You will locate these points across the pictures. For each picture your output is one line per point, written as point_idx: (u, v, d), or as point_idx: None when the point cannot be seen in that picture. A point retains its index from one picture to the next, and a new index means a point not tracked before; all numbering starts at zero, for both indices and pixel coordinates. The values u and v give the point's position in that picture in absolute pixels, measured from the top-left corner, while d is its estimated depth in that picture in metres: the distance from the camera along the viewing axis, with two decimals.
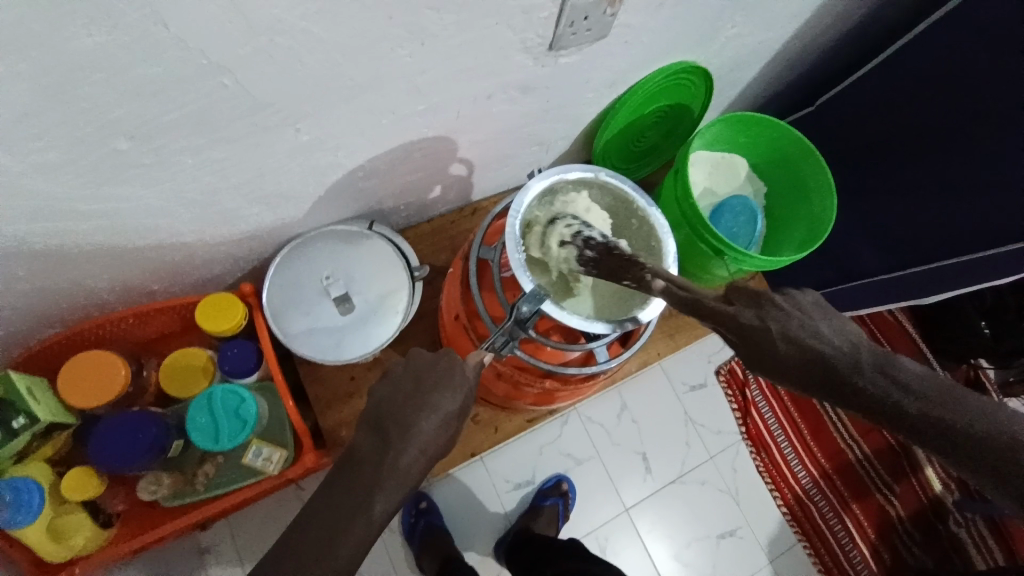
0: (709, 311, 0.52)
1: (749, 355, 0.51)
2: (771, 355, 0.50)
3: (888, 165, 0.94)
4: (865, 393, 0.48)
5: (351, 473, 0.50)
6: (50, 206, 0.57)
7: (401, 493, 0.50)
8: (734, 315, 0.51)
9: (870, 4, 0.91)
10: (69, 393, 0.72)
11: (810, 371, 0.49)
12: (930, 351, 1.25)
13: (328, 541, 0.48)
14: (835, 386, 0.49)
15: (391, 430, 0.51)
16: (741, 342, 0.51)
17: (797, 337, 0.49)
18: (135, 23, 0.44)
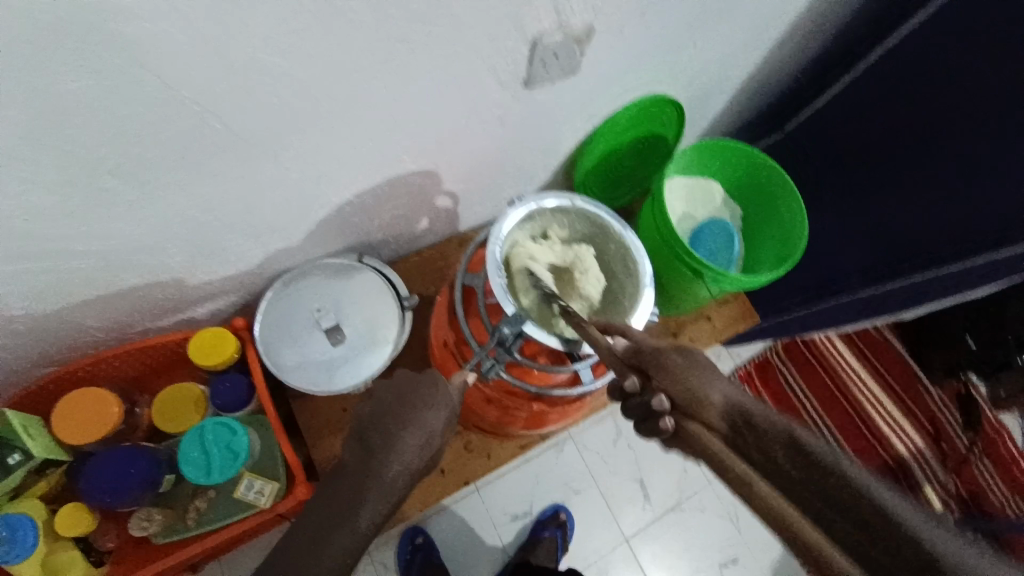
0: (650, 353, 0.51)
1: (675, 387, 0.45)
2: (699, 390, 0.45)
3: (857, 184, 0.98)
4: (769, 425, 0.40)
5: (336, 488, 0.51)
6: (46, 245, 0.60)
7: (385, 504, 0.51)
8: (672, 354, 0.50)
9: (827, 36, 0.97)
10: (62, 429, 0.73)
11: (730, 410, 0.42)
12: (917, 366, 1.31)
13: (309, 557, 0.47)
14: (746, 423, 0.40)
15: (375, 445, 0.53)
16: (675, 377, 0.47)
17: (720, 385, 0.46)
18: (133, 71, 0.48)
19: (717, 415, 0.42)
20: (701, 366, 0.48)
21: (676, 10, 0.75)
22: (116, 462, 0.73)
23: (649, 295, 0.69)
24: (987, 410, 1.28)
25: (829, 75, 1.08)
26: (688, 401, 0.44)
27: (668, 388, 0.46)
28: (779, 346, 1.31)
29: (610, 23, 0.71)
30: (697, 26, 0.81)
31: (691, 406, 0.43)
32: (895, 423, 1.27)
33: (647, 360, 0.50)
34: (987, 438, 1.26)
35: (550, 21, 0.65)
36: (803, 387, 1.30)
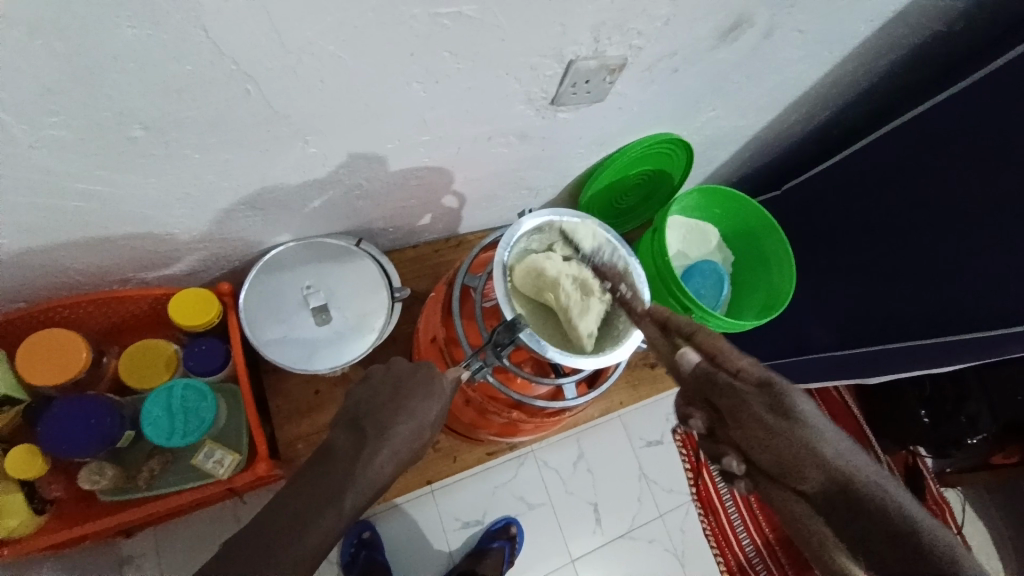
0: (721, 388, 0.52)
1: (755, 442, 0.50)
2: (791, 452, 0.48)
3: (843, 251, 1.02)
4: (882, 510, 0.45)
5: (323, 470, 0.54)
6: (49, 182, 0.58)
7: (369, 491, 0.55)
8: (747, 390, 0.51)
9: (835, 107, 1.02)
10: (29, 370, 0.72)
11: (831, 484, 0.47)
12: (870, 429, 1.34)
13: (293, 532, 0.51)
14: (850, 506, 0.46)
15: (368, 429, 0.56)
16: (755, 432, 0.50)
17: (813, 436, 0.49)
18: (179, 23, 0.47)
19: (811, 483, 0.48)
20: (794, 410, 0.50)
21: (704, 60, 0.78)
22: (79, 410, 0.73)
23: None
24: (930, 482, 1.34)
25: (830, 144, 1.13)
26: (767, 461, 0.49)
27: (741, 442, 0.51)
28: None
29: (643, 59, 0.73)
30: (720, 78, 0.84)
31: (781, 472, 0.49)
32: None
33: (716, 393, 0.52)
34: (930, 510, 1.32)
35: (589, 48, 0.67)
36: None
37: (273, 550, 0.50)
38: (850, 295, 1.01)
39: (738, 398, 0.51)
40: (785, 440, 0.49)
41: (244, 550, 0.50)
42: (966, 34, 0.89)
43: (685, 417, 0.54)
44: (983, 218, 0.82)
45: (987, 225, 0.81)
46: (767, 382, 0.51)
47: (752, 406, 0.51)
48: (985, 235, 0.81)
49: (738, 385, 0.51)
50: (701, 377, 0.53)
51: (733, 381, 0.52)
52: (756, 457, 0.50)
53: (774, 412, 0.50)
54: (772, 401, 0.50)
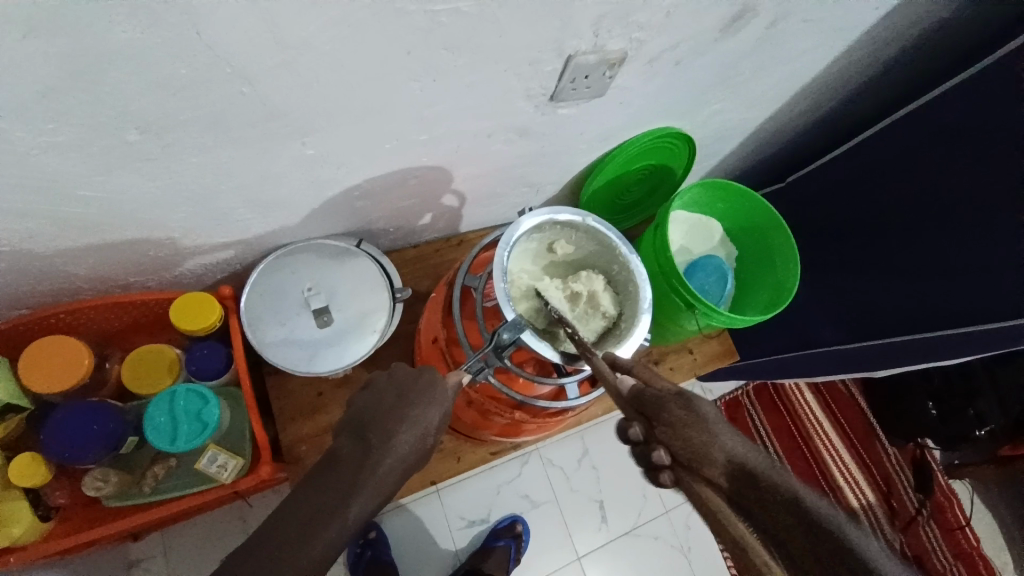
0: (648, 396, 0.54)
1: (681, 440, 0.50)
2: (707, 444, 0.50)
3: (849, 243, 1.01)
4: (773, 487, 0.45)
5: (329, 474, 0.54)
6: (51, 187, 0.58)
7: (376, 499, 0.54)
8: (674, 396, 0.54)
9: (840, 97, 1.00)
10: (32, 378, 0.73)
11: (732, 470, 0.48)
12: (879, 425, 1.34)
13: (299, 541, 0.51)
14: (746, 485, 0.46)
15: (373, 437, 0.56)
16: (676, 426, 0.51)
17: (724, 438, 0.51)
18: (173, 25, 0.46)
19: (720, 475, 0.48)
20: (704, 415, 0.52)
21: (706, 52, 0.77)
22: (79, 417, 0.73)
23: (646, 321, 0.70)
24: (938, 474, 1.34)
25: (835, 136, 1.12)
26: (699, 462, 0.49)
27: (666, 439, 0.51)
28: (751, 387, 1.32)
29: (643, 53, 0.72)
30: (723, 70, 0.83)
31: (698, 463, 0.49)
32: (851, 477, 1.30)
33: (646, 403, 0.54)
34: (936, 501, 1.31)
35: (588, 42, 0.66)
36: (768, 431, 1.31)
37: (277, 562, 0.50)
38: (855, 287, 1.00)
39: (665, 400, 0.54)
40: (683, 427, 0.51)
41: (253, 556, 0.51)
42: (974, 21, 0.88)
43: (626, 429, 0.53)
44: (991, 209, 0.80)
45: (995, 215, 0.80)
46: (681, 398, 0.54)
47: (677, 412, 0.52)
48: (993, 226, 0.80)
49: (659, 390, 0.55)
50: (632, 395, 0.55)
51: (658, 393, 0.55)
52: (684, 454, 0.50)
53: (692, 415, 0.52)
54: (677, 404, 0.53)
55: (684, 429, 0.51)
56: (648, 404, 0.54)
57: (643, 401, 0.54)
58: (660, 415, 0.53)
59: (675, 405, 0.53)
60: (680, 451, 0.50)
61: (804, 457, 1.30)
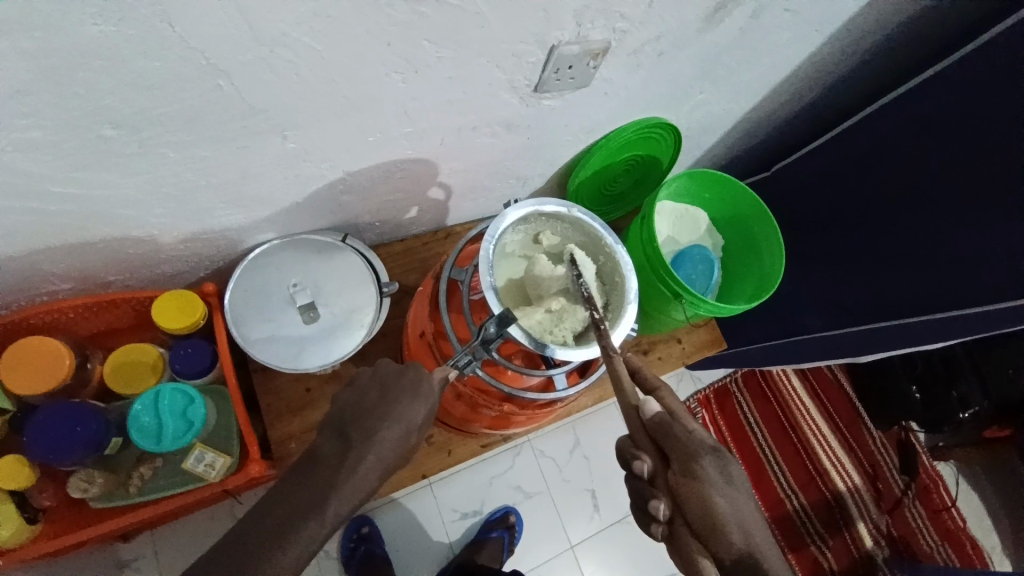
0: (676, 440, 0.53)
1: (693, 503, 0.52)
2: (723, 518, 0.51)
3: (834, 231, 1.02)
4: None
5: (308, 474, 0.56)
6: (25, 186, 0.57)
7: (354, 498, 0.56)
8: (699, 451, 0.53)
9: (824, 86, 1.01)
10: (12, 379, 0.72)
11: (739, 553, 0.50)
12: (863, 409, 1.36)
13: (274, 543, 0.53)
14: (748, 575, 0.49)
15: (353, 436, 0.57)
16: (696, 486, 0.52)
17: (737, 507, 0.52)
18: (145, 19, 0.45)
19: (723, 548, 0.51)
20: (726, 482, 0.52)
21: (691, 43, 0.77)
22: (62, 418, 0.72)
23: (632, 312, 0.70)
24: (923, 455, 1.36)
25: (819, 124, 1.12)
26: (706, 531, 0.51)
27: (678, 490, 0.53)
28: (739, 375, 1.33)
29: (627, 44, 0.72)
30: (708, 60, 0.83)
31: (705, 532, 0.51)
32: (838, 461, 1.32)
33: (668, 443, 0.54)
34: (921, 482, 1.34)
35: (572, 33, 0.65)
36: (755, 417, 1.33)
37: (254, 563, 0.52)
38: (841, 274, 1.01)
39: (692, 451, 0.53)
40: (700, 489, 0.51)
41: (232, 555, 0.53)
42: (954, 9, 0.88)
43: (633, 459, 0.55)
44: (970, 197, 0.81)
45: (975, 203, 0.81)
46: (709, 455, 0.53)
47: (703, 471, 0.52)
48: (974, 212, 0.81)
49: (688, 436, 0.54)
50: (656, 426, 0.55)
51: (688, 439, 0.53)
52: (695, 514, 0.51)
53: (715, 481, 0.52)
54: (706, 459, 0.53)
55: (701, 492, 0.51)
56: (671, 449, 0.53)
57: (670, 442, 0.54)
58: (683, 464, 0.53)
59: (700, 461, 0.52)
60: (688, 510, 0.52)
61: (791, 443, 1.32)
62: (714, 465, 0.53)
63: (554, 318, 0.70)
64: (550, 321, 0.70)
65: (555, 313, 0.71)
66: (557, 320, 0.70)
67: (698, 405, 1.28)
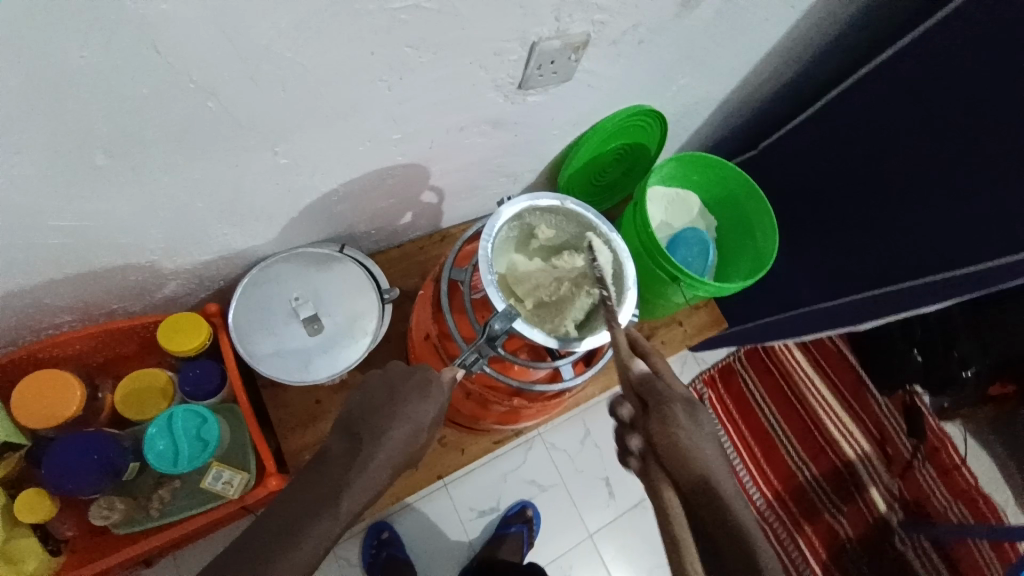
0: (652, 388, 0.58)
1: (663, 443, 0.56)
2: (691, 455, 0.56)
3: (824, 203, 1.03)
4: (728, 519, 0.53)
5: (321, 474, 0.56)
6: (21, 219, 0.57)
7: (366, 495, 0.57)
8: (673, 400, 0.58)
9: (803, 60, 1.02)
10: (24, 414, 0.72)
11: (702, 485, 0.55)
12: (866, 374, 1.36)
13: (291, 539, 0.53)
14: (709, 505, 0.54)
15: (364, 435, 0.58)
16: (666, 429, 0.57)
17: (707, 452, 0.57)
18: (131, 45, 0.46)
19: (689, 484, 0.55)
20: (696, 429, 0.57)
21: (669, 28, 0.78)
22: (77, 447, 0.73)
23: (632, 297, 0.71)
24: (930, 418, 1.36)
25: (801, 99, 1.13)
26: (673, 465, 0.56)
27: (651, 432, 0.58)
28: (742, 353, 1.34)
29: (606, 34, 0.72)
30: (687, 44, 0.83)
31: (673, 468, 0.56)
32: (845, 429, 1.33)
33: (646, 392, 0.59)
34: (931, 445, 1.35)
35: (551, 28, 0.66)
36: (761, 393, 1.34)
37: (273, 555, 0.53)
38: (837, 245, 1.01)
39: (665, 397, 0.58)
40: (668, 429, 0.56)
41: (243, 552, 0.54)
42: None
43: (617, 406, 0.61)
44: (955, 159, 0.82)
45: (960, 164, 0.82)
46: (679, 403, 0.58)
47: (673, 414, 0.57)
48: (960, 172, 0.82)
49: (664, 387, 0.59)
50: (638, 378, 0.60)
51: (664, 389, 0.58)
52: (663, 452, 0.56)
53: (684, 423, 0.56)
54: (677, 405, 0.57)
55: (668, 432, 0.56)
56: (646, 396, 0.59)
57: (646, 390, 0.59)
58: (656, 409, 0.57)
59: (670, 407, 0.57)
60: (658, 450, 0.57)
61: (799, 415, 1.33)
62: (684, 410, 0.57)
63: (551, 309, 0.72)
64: (548, 313, 0.72)
65: (551, 303, 0.72)
66: (555, 310, 0.72)
67: (704, 385, 1.30)
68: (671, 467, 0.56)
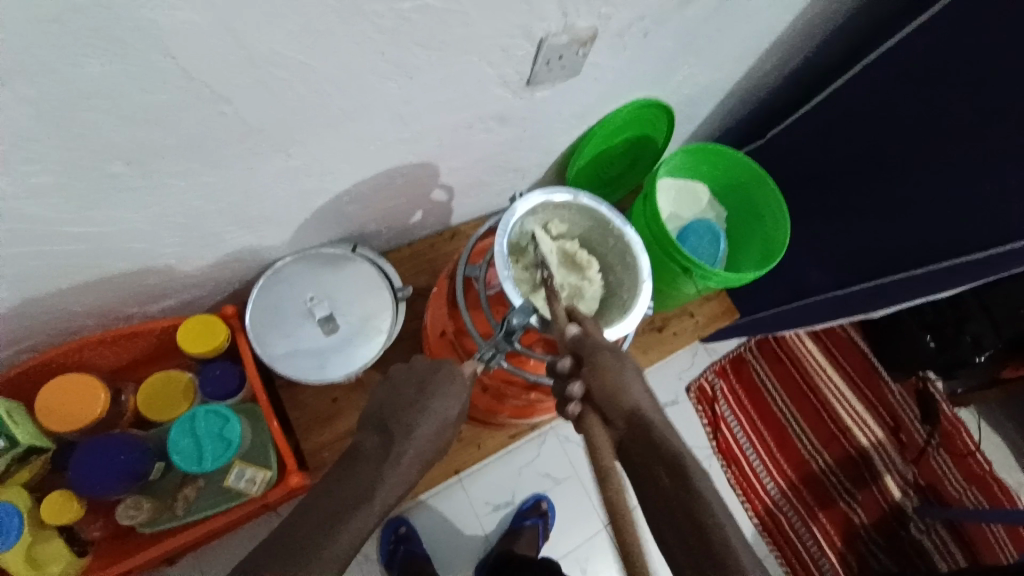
0: (586, 342, 0.58)
1: (600, 389, 0.55)
2: (626, 395, 0.56)
3: (833, 191, 1.03)
4: (657, 441, 0.56)
5: (354, 469, 0.58)
6: (39, 227, 0.58)
7: (399, 490, 0.58)
8: (605, 350, 0.58)
9: (810, 47, 1.01)
10: (49, 419, 0.74)
11: (634, 418, 0.56)
12: (878, 363, 1.37)
13: (327, 534, 0.54)
14: (640, 434, 0.56)
15: (394, 430, 0.60)
16: (603, 377, 0.55)
17: (637, 393, 0.58)
18: (143, 53, 0.46)
19: (623, 420, 0.56)
20: (628, 371, 0.58)
21: (673, 20, 0.78)
22: (104, 450, 0.74)
23: (648, 289, 0.72)
24: (942, 403, 1.37)
25: (807, 86, 1.12)
26: (607, 407, 0.56)
27: (589, 382, 0.56)
28: (753, 344, 1.34)
29: (612, 28, 0.72)
30: (691, 33, 0.83)
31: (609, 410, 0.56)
32: (859, 417, 1.33)
33: (582, 349, 0.58)
34: (944, 430, 1.35)
35: (558, 23, 0.66)
36: (773, 383, 1.34)
37: (311, 548, 0.53)
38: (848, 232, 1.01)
39: (598, 348, 0.58)
40: (602, 373, 0.56)
41: (280, 546, 0.53)
42: None
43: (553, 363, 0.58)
44: (965, 144, 0.82)
45: (970, 149, 0.82)
46: (611, 352, 0.58)
47: (608, 361, 0.57)
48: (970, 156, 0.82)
49: (595, 339, 0.59)
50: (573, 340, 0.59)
51: (597, 341, 0.59)
52: (598, 396, 0.55)
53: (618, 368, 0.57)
54: (609, 354, 0.57)
55: (602, 379, 0.55)
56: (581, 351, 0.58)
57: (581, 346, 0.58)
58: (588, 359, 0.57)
59: (603, 355, 0.57)
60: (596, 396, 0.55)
61: (812, 405, 1.33)
62: (615, 357, 0.58)
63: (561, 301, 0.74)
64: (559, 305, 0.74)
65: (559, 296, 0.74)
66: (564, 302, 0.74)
67: (715, 376, 1.29)
68: (606, 407, 0.56)
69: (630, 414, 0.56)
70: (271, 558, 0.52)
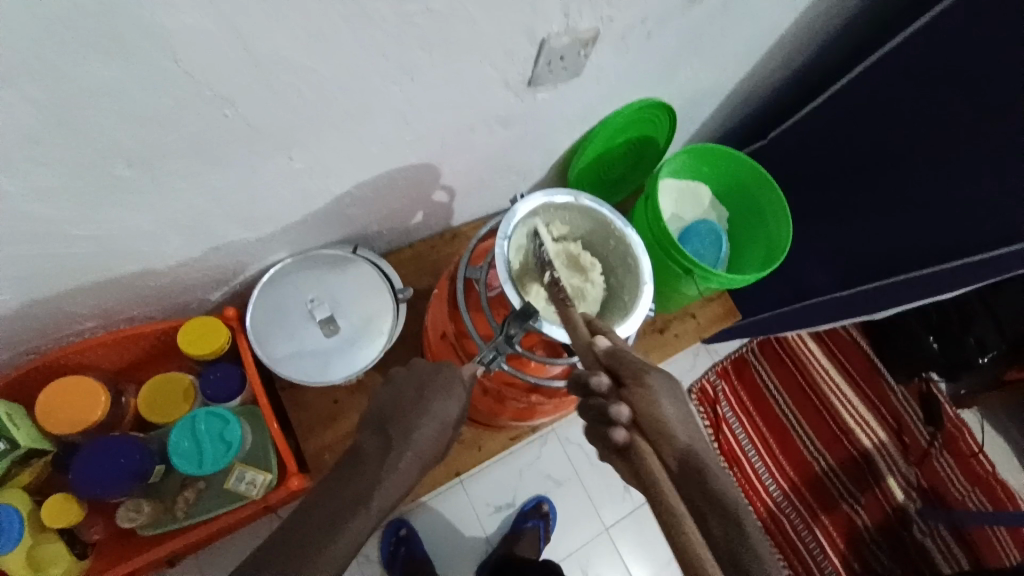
0: (627, 358, 0.53)
1: (646, 409, 0.49)
2: (677, 423, 0.49)
3: (837, 192, 1.02)
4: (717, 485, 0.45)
5: (354, 471, 0.58)
6: (43, 229, 0.58)
7: (397, 492, 0.58)
8: (649, 368, 0.52)
9: (813, 48, 1.00)
10: (50, 421, 0.74)
11: (687, 452, 0.46)
12: (882, 364, 1.37)
13: (325, 537, 0.53)
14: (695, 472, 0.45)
15: (393, 432, 0.59)
16: (648, 396, 0.50)
17: (689, 426, 0.50)
18: (146, 55, 0.46)
19: (674, 453, 0.47)
20: (675, 399, 0.51)
21: (676, 21, 0.78)
22: (106, 451, 0.74)
23: (648, 292, 0.72)
24: (946, 406, 1.36)
25: (810, 86, 1.12)
26: (655, 432, 0.48)
27: (632, 401, 0.50)
28: (755, 345, 1.34)
29: (615, 29, 0.72)
30: (694, 34, 0.83)
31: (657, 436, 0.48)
32: (862, 419, 1.33)
33: (621, 365, 0.53)
34: (948, 432, 1.34)
35: (561, 24, 0.66)
36: (775, 384, 1.34)
37: (310, 549, 0.53)
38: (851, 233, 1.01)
39: (639, 364, 0.53)
40: (643, 390, 0.50)
41: (282, 549, 0.52)
42: None
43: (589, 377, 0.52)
44: (971, 145, 0.81)
45: (976, 150, 0.81)
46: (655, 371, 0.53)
47: (652, 378, 0.51)
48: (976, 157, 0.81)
49: (634, 356, 0.54)
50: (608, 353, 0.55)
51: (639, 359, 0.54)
52: (643, 417, 0.49)
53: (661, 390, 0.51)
54: (653, 373, 0.52)
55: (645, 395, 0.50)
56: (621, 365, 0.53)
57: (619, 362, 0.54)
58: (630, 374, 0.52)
59: (644, 371, 0.52)
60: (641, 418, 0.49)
61: (814, 406, 1.33)
62: (659, 378, 0.52)
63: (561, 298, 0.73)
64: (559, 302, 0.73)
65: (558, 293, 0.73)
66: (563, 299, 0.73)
67: (718, 377, 1.29)
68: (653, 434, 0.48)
69: (685, 446, 0.47)
70: (270, 557, 0.52)
